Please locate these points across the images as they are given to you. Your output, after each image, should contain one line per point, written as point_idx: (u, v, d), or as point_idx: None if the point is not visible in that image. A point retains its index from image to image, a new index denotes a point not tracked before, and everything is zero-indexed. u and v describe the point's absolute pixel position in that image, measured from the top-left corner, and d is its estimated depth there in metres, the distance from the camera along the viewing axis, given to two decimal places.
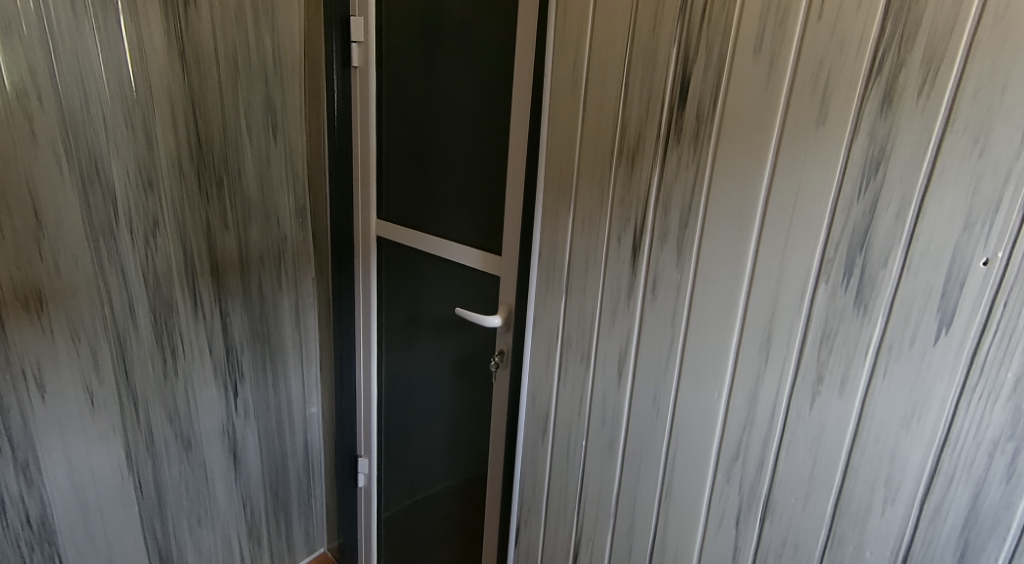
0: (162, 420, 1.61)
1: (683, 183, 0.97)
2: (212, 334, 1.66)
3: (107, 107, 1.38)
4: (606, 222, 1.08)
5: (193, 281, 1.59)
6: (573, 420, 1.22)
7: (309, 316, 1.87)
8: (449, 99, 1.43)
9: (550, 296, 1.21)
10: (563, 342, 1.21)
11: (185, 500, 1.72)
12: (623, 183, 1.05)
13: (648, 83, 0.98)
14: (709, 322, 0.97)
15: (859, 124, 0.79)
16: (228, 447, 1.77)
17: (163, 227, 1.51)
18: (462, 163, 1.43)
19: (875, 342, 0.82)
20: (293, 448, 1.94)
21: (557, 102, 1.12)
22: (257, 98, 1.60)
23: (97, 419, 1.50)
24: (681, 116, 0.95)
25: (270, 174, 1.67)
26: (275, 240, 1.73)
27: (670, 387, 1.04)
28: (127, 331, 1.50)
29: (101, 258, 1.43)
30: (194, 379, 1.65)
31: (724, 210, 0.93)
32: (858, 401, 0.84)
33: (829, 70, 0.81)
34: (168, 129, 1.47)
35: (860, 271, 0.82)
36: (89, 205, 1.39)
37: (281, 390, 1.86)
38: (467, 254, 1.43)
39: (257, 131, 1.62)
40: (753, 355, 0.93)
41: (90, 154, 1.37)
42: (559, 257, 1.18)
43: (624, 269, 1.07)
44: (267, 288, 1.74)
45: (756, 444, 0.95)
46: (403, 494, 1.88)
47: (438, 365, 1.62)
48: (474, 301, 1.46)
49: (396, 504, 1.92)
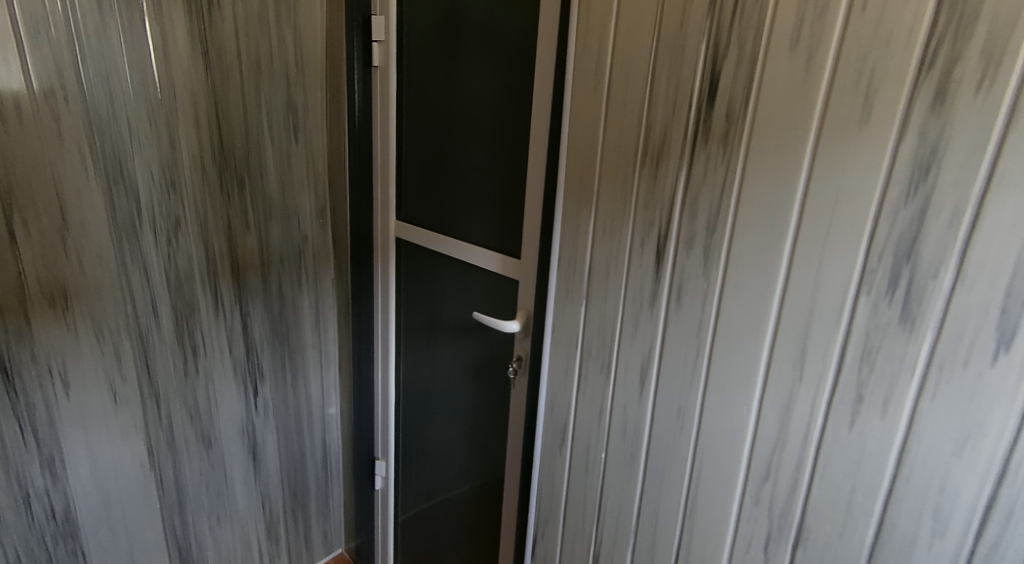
0: (183, 419, 1.60)
1: (711, 186, 0.91)
2: (233, 334, 1.64)
3: (131, 108, 1.36)
4: (629, 227, 1.03)
5: (214, 280, 1.57)
6: (593, 430, 1.18)
7: (329, 317, 1.85)
8: (469, 101, 1.40)
9: (569, 302, 1.17)
10: (582, 349, 1.17)
11: (205, 497, 1.70)
12: (647, 185, 0.99)
13: (675, 79, 0.92)
14: (738, 333, 0.91)
15: (908, 123, 0.72)
16: (248, 447, 1.76)
17: (185, 228, 1.49)
18: (483, 166, 1.40)
19: (923, 361, 0.74)
20: (312, 448, 1.92)
21: (579, 103, 1.07)
22: (279, 97, 1.57)
23: (119, 416, 1.49)
24: (709, 116, 0.89)
25: (292, 175, 1.65)
26: (295, 240, 1.70)
27: (694, 401, 0.99)
28: (150, 330, 1.49)
29: (125, 258, 1.42)
30: (215, 377, 1.63)
31: (754, 215, 0.86)
32: (903, 424, 0.77)
33: (874, 64, 0.74)
34: (191, 130, 1.45)
35: (907, 282, 0.74)
36: (113, 206, 1.38)
37: (301, 390, 1.83)
38: (486, 257, 1.41)
39: (280, 131, 1.60)
40: (785, 370, 0.86)
41: (115, 153, 1.36)
42: (580, 262, 1.13)
43: (647, 277, 1.02)
44: (287, 289, 1.72)
45: (788, 466, 0.89)
46: (421, 497, 1.85)
47: (458, 368, 1.60)
48: (492, 305, 1.44)
49: (413, 507, 1.89)
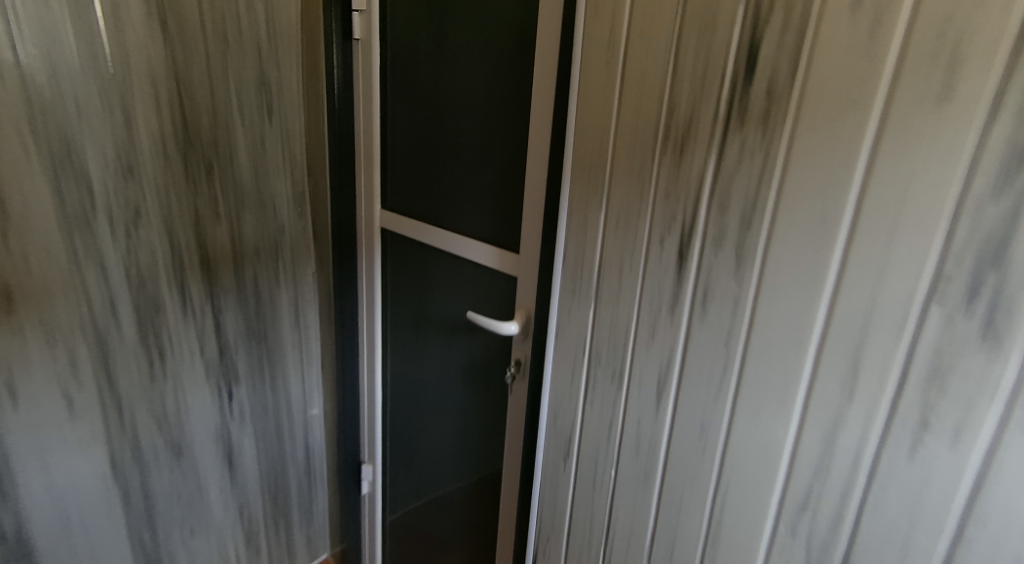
0: (150, 426, 1.46)
1: (746, 176, 0.78)
2: (204, 334, 1.50)
3: (80, 86, 1.21)
4: (646, 221, 0.91)
5: (182, 276, 1.42)
6: (602, 444, 1.06)
7: (310, 313, 1.72)
8: (463, 77, 1.27)
9: (576, 304, 1.05)
10: (591, 356, 1.05)
11: (177, 508, 1.57)
12: (668, 173, 0.87)
13: (705, 51, 0.80)
14: (776, 346, 0.80)
15: (1003, 102, 0.60)
16: (224, 452, 1.62)
17: (147, 219, 1.34)
18: (479, 149, 1.28)
19: (1010, 385, 0.63)
20: (293, 451, 1.79)
21: (590, 80, 0.94)
22: (249, 75, 1.43)
23: (77, 427, 1.34)
24: (746, 94, 0.77)
25: (266, 161, 1.51)
26: (270, 231, 1.56)
27: (720, 419, 0.88)
28: (109, 332, 1.34)
29: (79, 255, 1.27)
30: (185, 381, 1.49)
31: (798, 211, 0.75)
32: (980, 456, 0.65)
33: (962, 30, 0.61)
34: (150, 111, 1.30)
35: (992, 292, 0.63)
36: (62, 195, 1.22)
37: (279, 391, 1.70)
38: (481, 250, 1.29)
39: (250, 112, 1.45)
40: (832, 390, 0.75)
41: (62, 137, 1.20)
42: (588, 260, 1.01)
43: (666, 278, 0.91)
44: (263, 284, 1.58)
45: (831, 496, 0.78)
46: (408, 501, 1.77)
47: (450, 369, 1.48)
48: (488, 304, 1.32)
49: (402, 508, 1.79)
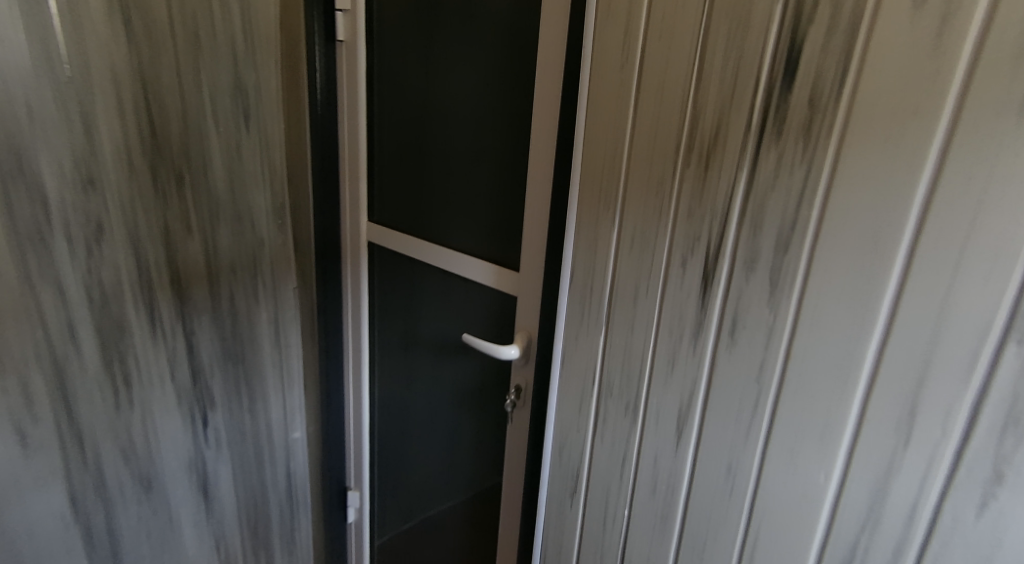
0: (115, 457, 1.24)
1: (784, 194, 0.70)
2: (176, 357, 1.30)
3: (31, 85, 1.01)
4: (665, 242, 0.82)
5: (151, 294, 1.23)
6: (613, 483, 0.97)
7: (291, 329, 1.51)
8: (456, 81, 1.19)
9: (584, 330, 0.96)
10: (601, 387, 0.96)
11: (146, 548, 1.34)
12: (691, 189, 0.78)
13: (734, 52, 0.71)
14: (816, 383, 0.71)
15: None
16: (198, 482, 1.40)
17: (110, 234, 1.15)
18: (471, 157, 1.19)
19: None
20: (273, 478, 1.57)
21: (601, 86, 0.85)
22: (223, 77, 1.25)
23: (32, 464, 1.12)
24: (785, 101, 0.68)
25: (242, 169, 1.32)
26: (248, 244, 1.37)
27: (750, 460, 0.79)
28: (68, 357, 1.13)
29: (31, 273, 1.06)
30: (154, 406, 1.28)
31: (846, 233, 0.66)
32: None
33: None
34: (112, 113, 1.11)
35: None
36: (12, 212, 1.02)
37: (259, 413, 1.49)
38: (476, 267, 1.20)
39: (225, 117, 1.27)
40: (885, 434, 0.67)
41: (11, 146, 1.01)
42: (598, 282, 0.92)
43: (688, 304, 0.82)
44: (240, 303, 1.39)
45: (881, 551, 0.70)
46: (398, 525, 1.71)
47: (442, 393, 1.39)
48: (485, 325, 1.23)
49: (391, 529, 1.74)
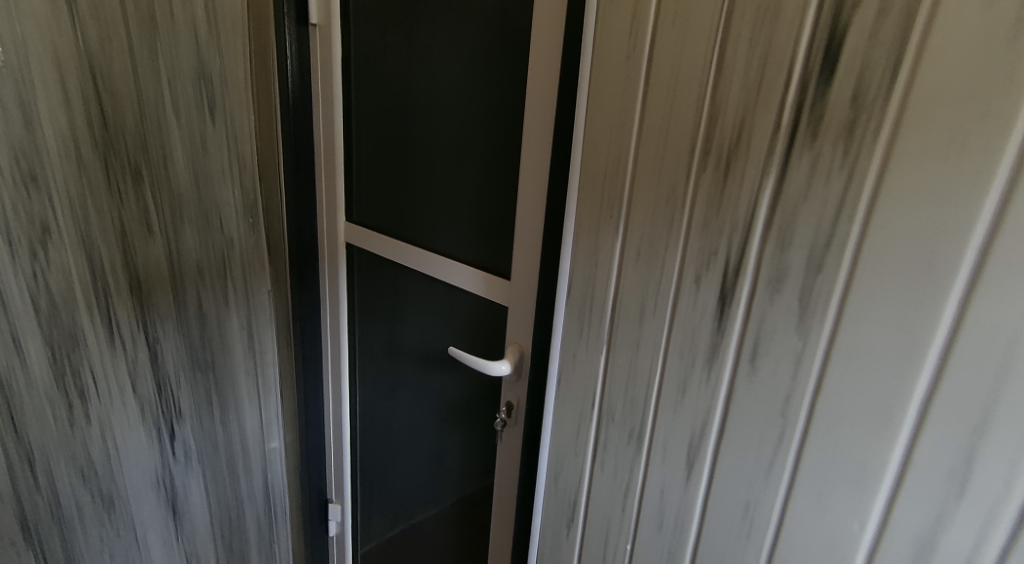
0: (73, 479, 1.13)
1: (817, 202, 0.61)
2: (137, 368, 1.18)
3: None
4: (677, 255, 0.73)
5: (106, 301, 1.11)
6: (615, 516, 0.88)
7: (267, 335, 1.39)
8: (439, 69, 1.08)
9: (583, 348, 0.86)
10: (602, 411, 0.86)
11: None
12: (708, 196, 0.68)
13: (761, 40, 0.62)
14: (853, 420, 0.62)
15: None
16: (167, 501, 1.29)
17: (56, 236, 1.02)
18: (455, 154, 1.09)
19: None
20: (250, 491, 1.45)
21: (604, 78, 0.75)
22: (184, 60, 1.12)
23: None
24: (823, 98, 0.59)
25: (207, 162, 1.19)
26: (216, 244, 1.25)
27: (773, 500, 0.70)
28: (13, 373, 1.02)
29: None
30: (114, 422, 1.17)
31: (894, 251, 0.57)
32: None
33: None
34: (56, 101, 0.99)
35: None
36: None
37: (232, 425, 1.37)
38: (462, 274, 1.10)
39: (187, 105, 1.15)
40: (935, 481, 0.59)
41: None
42: (600, 296, 0.82)
43: (701, 325, 0.72)
44: (208, 307, 1.27)
45: None
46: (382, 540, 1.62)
47: (427, 406, 1.29)
48: (473, 336, 1.13)
49: (374, 542, 1.65)
